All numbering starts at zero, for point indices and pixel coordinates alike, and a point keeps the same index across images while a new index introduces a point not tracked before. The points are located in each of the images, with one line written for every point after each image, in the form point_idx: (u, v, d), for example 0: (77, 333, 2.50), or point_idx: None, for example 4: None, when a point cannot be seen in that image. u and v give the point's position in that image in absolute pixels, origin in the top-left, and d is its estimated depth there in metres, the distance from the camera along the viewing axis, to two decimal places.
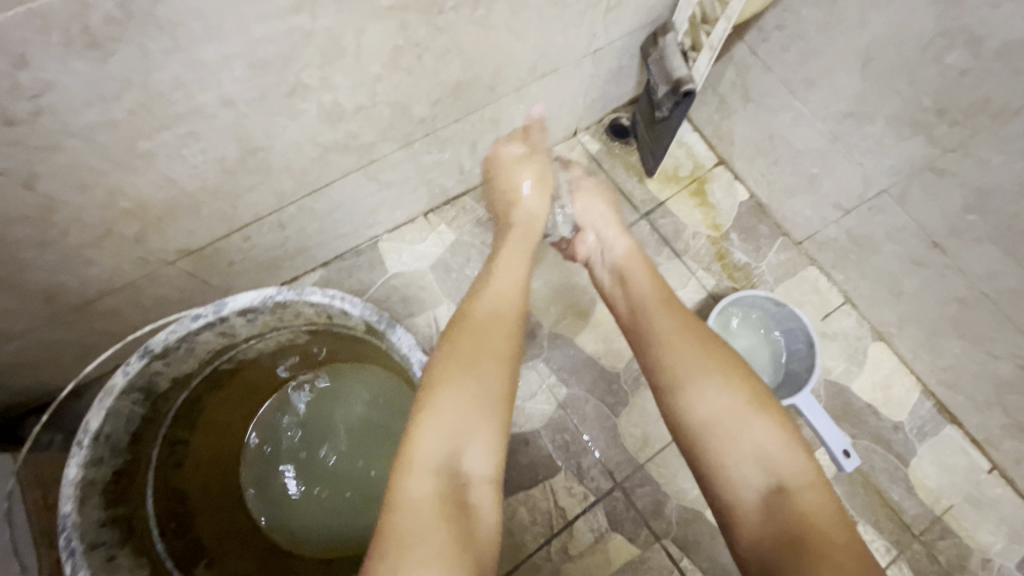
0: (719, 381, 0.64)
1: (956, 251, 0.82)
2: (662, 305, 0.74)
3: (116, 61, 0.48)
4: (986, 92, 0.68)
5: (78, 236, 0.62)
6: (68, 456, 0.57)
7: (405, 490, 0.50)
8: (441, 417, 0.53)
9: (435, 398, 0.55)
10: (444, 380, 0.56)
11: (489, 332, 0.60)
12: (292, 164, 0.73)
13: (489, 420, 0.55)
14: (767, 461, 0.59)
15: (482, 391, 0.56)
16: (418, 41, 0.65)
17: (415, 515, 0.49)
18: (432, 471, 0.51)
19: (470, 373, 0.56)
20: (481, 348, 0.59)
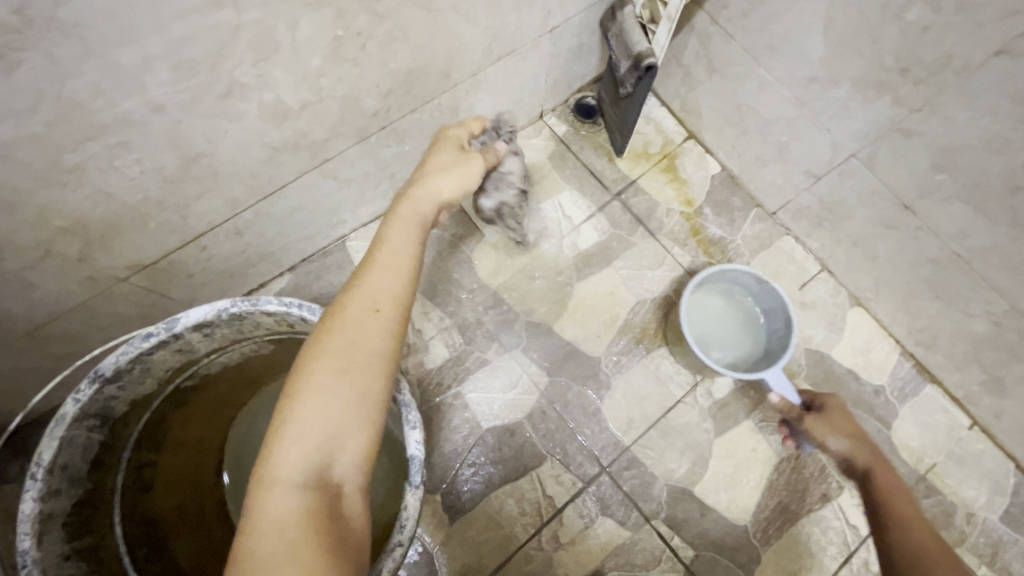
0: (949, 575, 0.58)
1: (926, 211, 0.82)
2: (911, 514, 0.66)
3: (23, 72, 0.45)
4: (947, 47, 0.66)
5: (15, 259, 0.59)
6: (22, 491, 0.54)
7: (263, 508, 0.46)
8: (303, 431, 0.48)
9: (298, 405, 0.49)
10: (312, 379, 0.50)
11: (364, 321, 0.53)
12: (241, 168, 0.70)
13: (357, 401, 0.50)
14: None
15: (351, 372, 0.50)
16: (359, 30, 0.62)
17: (271, 538, 0.45)
18: (294, 488, 0.47)
19: (337, 370, 0.50)
20: (345, 337, 0.52)
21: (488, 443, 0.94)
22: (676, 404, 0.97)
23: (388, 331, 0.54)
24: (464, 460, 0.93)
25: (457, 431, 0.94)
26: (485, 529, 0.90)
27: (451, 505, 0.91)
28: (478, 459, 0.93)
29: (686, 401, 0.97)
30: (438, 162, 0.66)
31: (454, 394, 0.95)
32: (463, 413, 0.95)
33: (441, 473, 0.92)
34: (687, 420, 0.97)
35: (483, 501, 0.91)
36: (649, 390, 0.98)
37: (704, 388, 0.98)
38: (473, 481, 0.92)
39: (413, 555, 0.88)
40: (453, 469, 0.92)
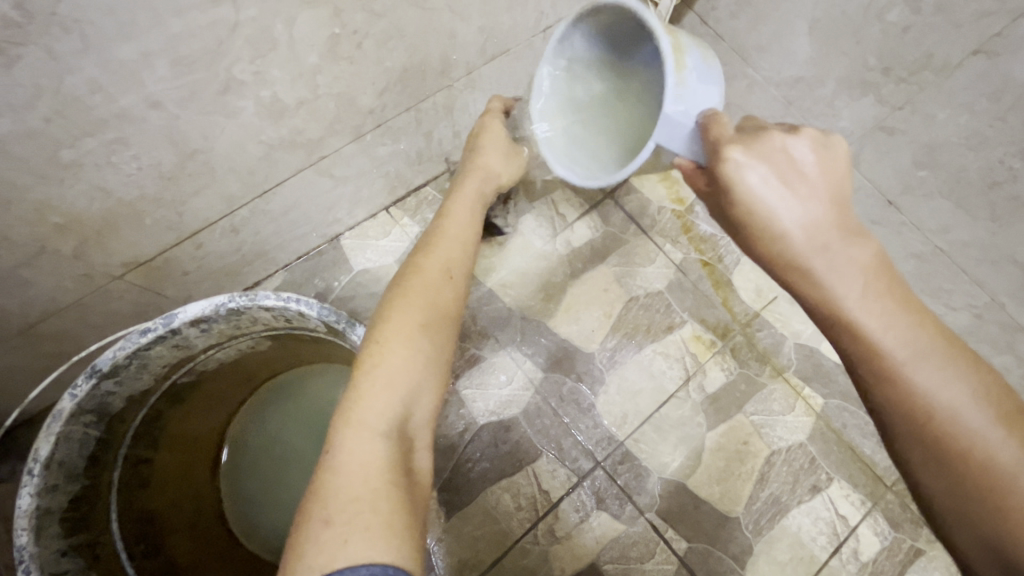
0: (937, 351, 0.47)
1: (910, 207, 0.84)
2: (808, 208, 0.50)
3: (22, 66, 0.45)
4: (927, 47, 0.68)
5: (10, 256, 0.59)
6: (19, 487, 0.54)
7: (345, 453, 0.46)
8: (391, 375, 0.50)
9: (380, 358, 0.51)
10: (392, 334, 0.53)
11: (438, 290, 0.58)
12: (237, 165, 0.70)
13: (436, 358, 0.54)
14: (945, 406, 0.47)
15: (431, 330, 0.55)
16: (355, 28, 0.63)
17: (358, 479, 0.44)
18: (379, 435, 0.48)
19: (422, 326, 0.54)
20: (421, 301, 0.56)
21: (483, 438, 0.94)
22: (669, 398, 0.99)
23: (456, 304, 0.58)
24: (460, 455, 0.93)
25: (452, 427, 0.94)
26: (482, 525, 0.91)
27: (448, 501, 0.91)
28: (474, 455, 0.94)
29: (679, 395, 0.99)
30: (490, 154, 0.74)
31: (449, 391, 0.96)
32: (459, 409, 0.95)
33: (436, 469, 0.92)
34: (680, 414, 0.98)
35: (479, 496, 0.92)
36: (642, 384, 0.99)
37: (696, 382, 1.00)
38: (469, 476, 0.93)
39: None
40: (448, 465, 0.93)
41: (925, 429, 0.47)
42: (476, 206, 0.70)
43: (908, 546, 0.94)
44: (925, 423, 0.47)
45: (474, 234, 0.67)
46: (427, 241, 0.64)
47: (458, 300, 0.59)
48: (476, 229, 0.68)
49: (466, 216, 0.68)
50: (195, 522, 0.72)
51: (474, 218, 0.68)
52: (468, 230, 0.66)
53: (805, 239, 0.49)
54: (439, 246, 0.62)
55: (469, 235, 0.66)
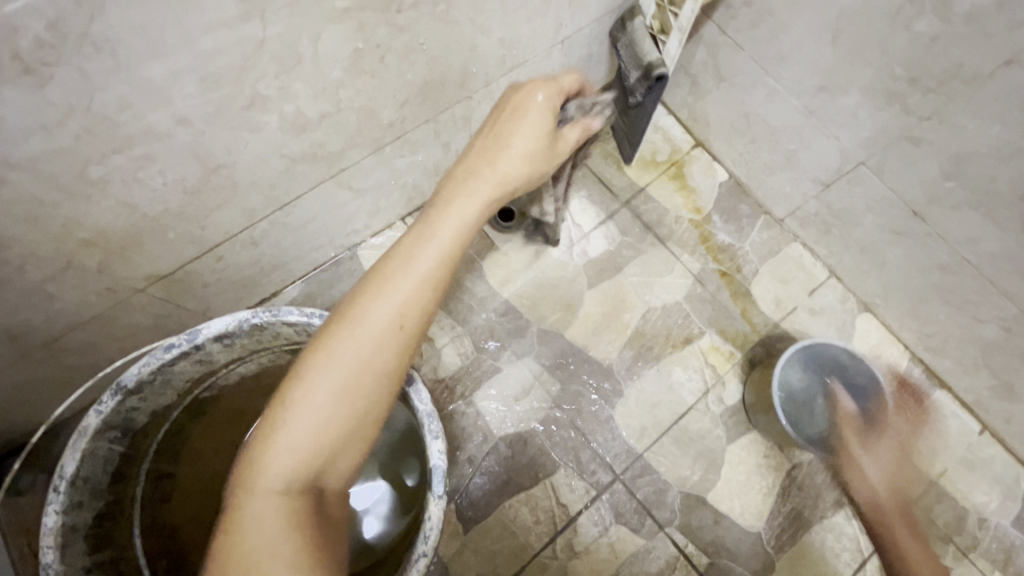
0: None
1: (935, 218, 0.82)
2: (883, 477, 0.91)
3: (54, 86, 0.45)
4: (956, 58, 0.67)
5: (37, 271, 0.59)
6: (44, 504, 0.54)
7: (244, 506, 0.48)
8: (295, 442, 0.48)
9: (289, 418, 0.49)
10: (306, 395, 0.49)
11: (376, 341, 0.51)
12: (259, 179, 0.70)
13: (355, 425, 0.50)
14: None
15: (355, 392, 0.50)
16: (379, 42, 0.63)
17: (253, 538, 0.46)
18: (276, 493, 0.48)
19: (340, 389, 0.49)
20: (351, 355, 0.50)
21: (501, 451, 0.94)
22: (688, 411, 0.97)
23: (395, 356, 0.51)
24: (477, 468, 0.93)
25: (470, 439, 0.94)
26: (500, 538, 0.90)
27: (465, 514, 0.90)
28: (492, 468, 0.93)
29: (698, 407, 0.98)
30: (518, 145, 0.61)
31: (466, 402, 0.95)
32: (476, 421, 0.95)
33: (454, 482, 0.92)
34: (699, 427, 0.97)
35: (497, 510, 0.91)
36: (660, 396, 0.98)
37: (715, 395, 0.99)
38: (487, 489, 0.92)
39: (429, 564, 0.88)
40: (466, 477, 0.92)
41: None
42: (470, 224, 0.57)
43: None
44: None
45: (451, 264, 0.55)
46: (385, 267, 0.54)
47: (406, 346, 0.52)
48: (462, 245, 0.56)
49: (450, 235, 0.56)
50: (216, 538, 0.71)
51: (466, 231, 0.57)
52: (445, 252, 0.55)
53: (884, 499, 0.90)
54: (397, 277, 0.53)
55: (446, 260, 0.55)
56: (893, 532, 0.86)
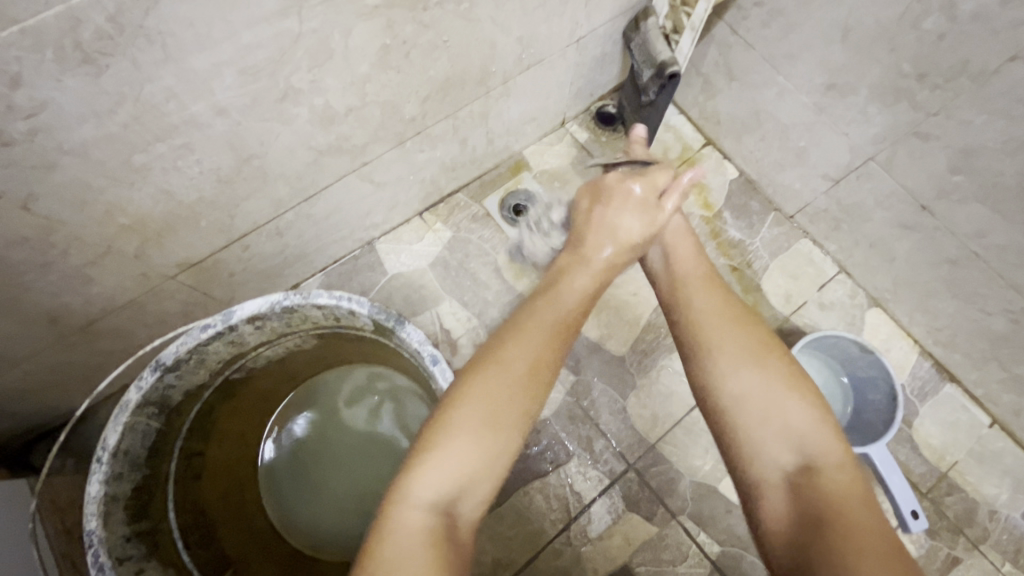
0: (795, 407, 0.53)
1: (944, 212, 0.84)
2: (718, 303, 0.60)
3: (109, 76, 0.48)
4: (963, 54, 0.69)
5: (80, 255, 0.62)
6: (88, 474, 0.58)
7: (394, 520, 0.46)
8: (464, 446, 0.49)
9: (455, 432, 0.49)
10: (465, 415, 0.50)
11: (533, 356, 0.54)
12: (287, 170, 0.73)
13: (514, 428, 0.51)
14: (797, 441, 0.52)
15: (518, 387, 0.52)
16: (405, 39, 0.66)
17: (409, 543, 0.45)
18: (427, 507, 0.47)
19: (497, 401, 0.51)
20: (504, 389, 0.51)
21: (516, 439, 0.96)
22: None
23: (547, 379, 0.54)
24: None
25: None
26: (515, 525, 0.92)
27: None
28: (507, 456, 0.95)
29: None
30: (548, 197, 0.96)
31: None
32: None
33: None
34: None
35: (512, 497, 0.93)
36: (672, 388, 1.00)
37: None
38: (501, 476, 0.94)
39: None
40: None
41: (820, 509, 0.48)
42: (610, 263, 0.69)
43: (945, 553, 0.94)
44: (827, 505, 0.48)
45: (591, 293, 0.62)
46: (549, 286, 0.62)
47: (556, 368, 0.55)
48: (590, 299, 0.62)
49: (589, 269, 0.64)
50: (242, 515, 0.75)
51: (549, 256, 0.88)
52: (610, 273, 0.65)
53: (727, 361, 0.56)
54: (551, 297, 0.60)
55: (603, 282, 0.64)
56: (727, 335, 0.57)
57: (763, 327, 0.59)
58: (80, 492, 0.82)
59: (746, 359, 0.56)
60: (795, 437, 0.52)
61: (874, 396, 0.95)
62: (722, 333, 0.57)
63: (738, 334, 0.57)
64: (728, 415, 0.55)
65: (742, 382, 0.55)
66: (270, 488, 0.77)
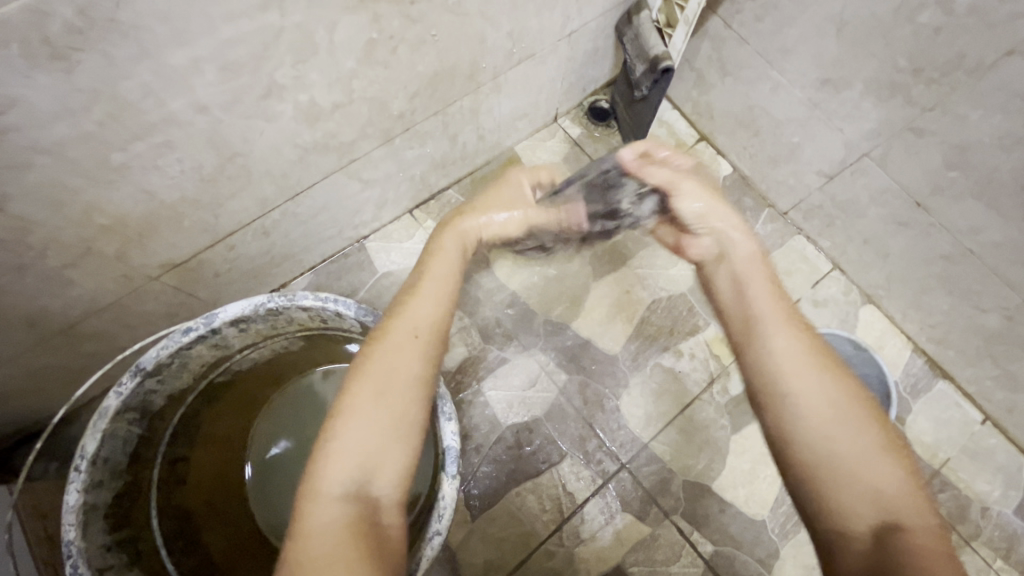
0: (879, 463, 0.52)
1: (939, 209, 0.83)
2: (798, 340, 0.60)
3: (81, 71, 0.46)
4: (960, 48, 0.68)
5: (56, 257, 0.60)
6: (66, 483, 0.56)
7: (311, 517, 0.49)
8: (352, 442, 0.51)
9: (340, 428, 0.52)
10: (355, 403, 0.53)
11: (401, 349, 0.56)
12: (272, 168, 0.71)
13: (401, 414, 0.53)
14: (883, 500, 0.51)
15: (395, 379, 0.54)
16: (392, 33, 0.64)
17: (321, 539, 0.47)
18: (340, 498, 0.50)
19: (373, 398, 0.53)
20: (386, 382, 0.54)
21: (508, 440, 0.95)
22: (693, 401, 0.98)
23: (429, 363, 0.57)
24: (484, 457, 0.94)
25: (478, 429, 0.95)
26: (507, 526, 0.91)
27: (473, 502, 0.92)
28: (499, 456, 0.94)
29: (703, 398, 0.99)
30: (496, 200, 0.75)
31: (475, 391, 0.97)
32: (484, 411, 0.96)
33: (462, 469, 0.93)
34: (704, 417, 0.98)
35: (504, 498, 0.92)
36: (666, 387, 0.99)
37: (720, 384, 0.99)
38: (494, 477, 0.93)
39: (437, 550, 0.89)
40: (474, 465, 0.93)
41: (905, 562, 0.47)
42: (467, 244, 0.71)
43: None
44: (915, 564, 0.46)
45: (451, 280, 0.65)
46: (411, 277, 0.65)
47: (429, 358, 0.57)
48: (456, 284, 0.65)
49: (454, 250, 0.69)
50: (228, 520, 0.74)
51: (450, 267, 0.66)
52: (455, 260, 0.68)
53: (796, 387, 0.57)
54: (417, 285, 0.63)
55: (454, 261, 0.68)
56: (791, 362, 0.58)
57: (837, 363, 0.59)
58: (63, 498, 0.81)
59: (822, 387, 0.56)
60: (892, 482, 0.52)
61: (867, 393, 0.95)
62: (781, 358, 0.59)
63: (809, 366, 0.58)
64: (796, 445, 0.55)
65: (812, 422, 0.55)
66: (258, 488, 0.75)
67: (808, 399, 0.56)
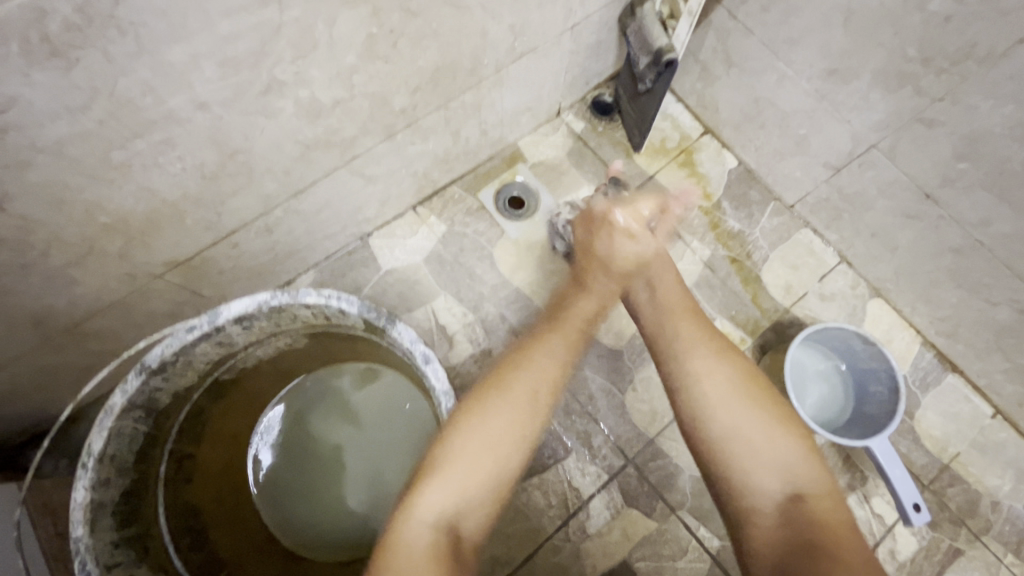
0: (777, 437, 0.60)
1: (948, 200, 0.82)
2: (695, 332, 0.68)
3: (80, 69, 0.46)
4: (970, 36, 0.67)
5: (60, 256, 0.61)
6: (74, 480, 0.57)
7: (405, 534, 0.52)
8: (460, 475, 0.55)
9: (454, 460, 0.56)
10: (467, 440, 0.57)
11: (530, 399, 0.60)
12: (274, 166, 0.71)
13: (514, 462, 0.57)
14: (789, 472, 0.59)
15: (518, 424, 0.58)
16: (392, 27, 0.63)
17: (414, 555, 0.51)
18: (431, 525, 0.53)
19: (492, 440, 0.57)
20: (497, 427, 0.58)
21: None
22: None
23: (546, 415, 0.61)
24: None
25: None
26: (513, 521, 0.91)
27: None
28: None
29: None
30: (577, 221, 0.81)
31: None
32: None
33: None
34: None
35: (510, 494, 0.92)
36: None
37: None
38: None
39: None
40: None
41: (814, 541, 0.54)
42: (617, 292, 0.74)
43: (946, 545, 0.93)
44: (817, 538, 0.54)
45: (585, 331, 0.69)
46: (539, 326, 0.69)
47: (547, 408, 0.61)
48: (582, 338, 0.68)
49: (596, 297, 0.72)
50: (237, 517, 0.74)
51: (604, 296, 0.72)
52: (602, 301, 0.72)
53: (704, 382, 0.64)
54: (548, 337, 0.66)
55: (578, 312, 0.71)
56: (697, 358, 0.65)
57: (744, 363, 0.66)
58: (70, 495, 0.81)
59: (724, 379, 0.63)
60: (788, 453, 0.60)
61: (875, 387, 0.93)
62: (692, 358, 0.65)
63: (709, 356, 0.65)
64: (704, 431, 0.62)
65: (732, 416, 0.61)
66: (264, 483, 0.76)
67: (728, 394, 0.62)
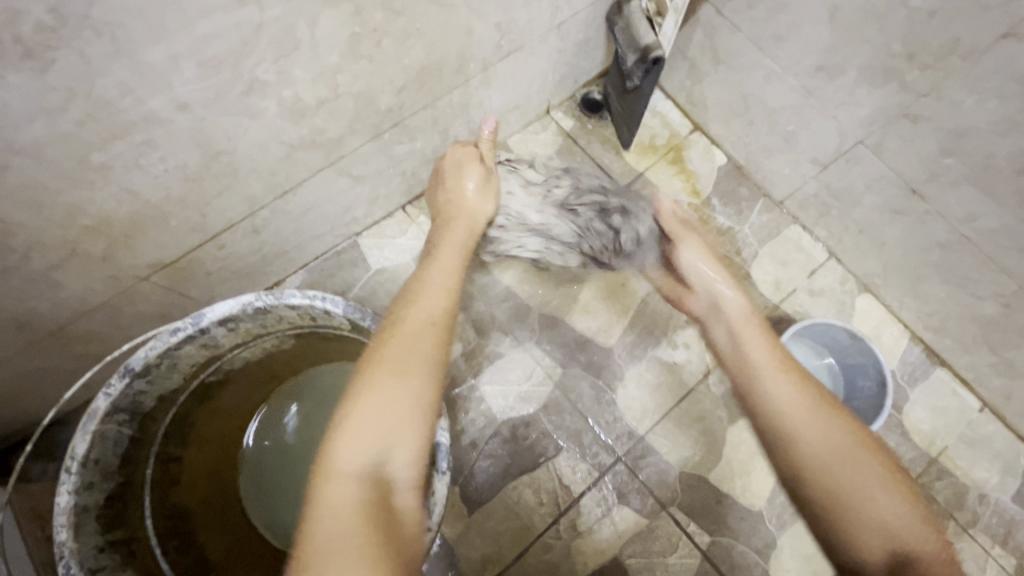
0: (877, 487, 0.55)
1: (934, 195, 0.82)
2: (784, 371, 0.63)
3: (56, 70, 0.46)
4: (954, 32, 0.67)
5: (42, 259, 0.60)
6: (58, 484, 0.57)
7: (326, 494, 0.48)
8: (372, 422, 0.50)
9: (360, 407, 0.51)
10: (374, 381, 0.52)
11: (418, 333, 0.56)
12: (259, 166, 0.71)
13: (417, 395, 0.53)
14: (892, 533, 0.53)
15: (411, 360, 0.54)
16: (375, 26, 0.63)
17: (338, 516, 0.46)
18: (356, 476, 0.49)
19: (394, 378, 0.53)
20: (393, 373, 0.53)
21: (504, 434, 0.95)
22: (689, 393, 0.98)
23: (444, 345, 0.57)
24: (480, 452, 0.94)
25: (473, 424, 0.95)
26: (504, 520, 0.91)
27: (470, 497, 0.92)
28: (495, 451, 0.94)
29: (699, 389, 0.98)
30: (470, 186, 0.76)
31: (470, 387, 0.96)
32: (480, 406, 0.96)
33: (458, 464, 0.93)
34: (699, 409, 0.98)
35: (501, 493, 0.92)
36: (662, 379, 0.99)
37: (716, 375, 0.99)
38: (490, 471, 0.93)
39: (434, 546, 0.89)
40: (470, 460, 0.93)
41: None
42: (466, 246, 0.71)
43: None
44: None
45: (459, 272, 0.66)
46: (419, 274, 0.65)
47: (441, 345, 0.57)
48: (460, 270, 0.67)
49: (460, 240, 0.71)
50: (224, 519, 0.74)
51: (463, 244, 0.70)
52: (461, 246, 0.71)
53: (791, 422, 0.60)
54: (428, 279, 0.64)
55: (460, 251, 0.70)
56: (780, 393, 0.62)
57: (819, 388, 0.62)
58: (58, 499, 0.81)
59: (813, 418, 0.59)
60: (885, 495, 0.54)
61: (864, 381, 0.94)
62: (767, 393, 0.63)
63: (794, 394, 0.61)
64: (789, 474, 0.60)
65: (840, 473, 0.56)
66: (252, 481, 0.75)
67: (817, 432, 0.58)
